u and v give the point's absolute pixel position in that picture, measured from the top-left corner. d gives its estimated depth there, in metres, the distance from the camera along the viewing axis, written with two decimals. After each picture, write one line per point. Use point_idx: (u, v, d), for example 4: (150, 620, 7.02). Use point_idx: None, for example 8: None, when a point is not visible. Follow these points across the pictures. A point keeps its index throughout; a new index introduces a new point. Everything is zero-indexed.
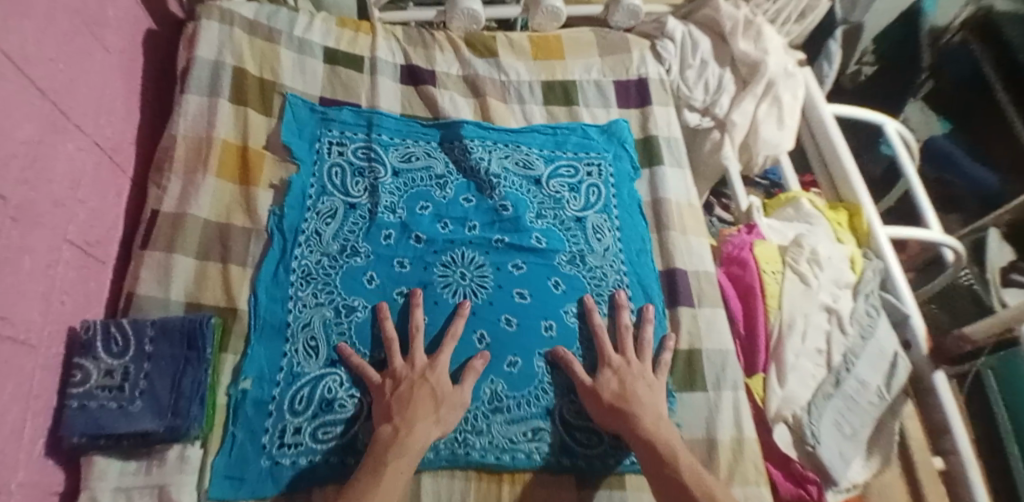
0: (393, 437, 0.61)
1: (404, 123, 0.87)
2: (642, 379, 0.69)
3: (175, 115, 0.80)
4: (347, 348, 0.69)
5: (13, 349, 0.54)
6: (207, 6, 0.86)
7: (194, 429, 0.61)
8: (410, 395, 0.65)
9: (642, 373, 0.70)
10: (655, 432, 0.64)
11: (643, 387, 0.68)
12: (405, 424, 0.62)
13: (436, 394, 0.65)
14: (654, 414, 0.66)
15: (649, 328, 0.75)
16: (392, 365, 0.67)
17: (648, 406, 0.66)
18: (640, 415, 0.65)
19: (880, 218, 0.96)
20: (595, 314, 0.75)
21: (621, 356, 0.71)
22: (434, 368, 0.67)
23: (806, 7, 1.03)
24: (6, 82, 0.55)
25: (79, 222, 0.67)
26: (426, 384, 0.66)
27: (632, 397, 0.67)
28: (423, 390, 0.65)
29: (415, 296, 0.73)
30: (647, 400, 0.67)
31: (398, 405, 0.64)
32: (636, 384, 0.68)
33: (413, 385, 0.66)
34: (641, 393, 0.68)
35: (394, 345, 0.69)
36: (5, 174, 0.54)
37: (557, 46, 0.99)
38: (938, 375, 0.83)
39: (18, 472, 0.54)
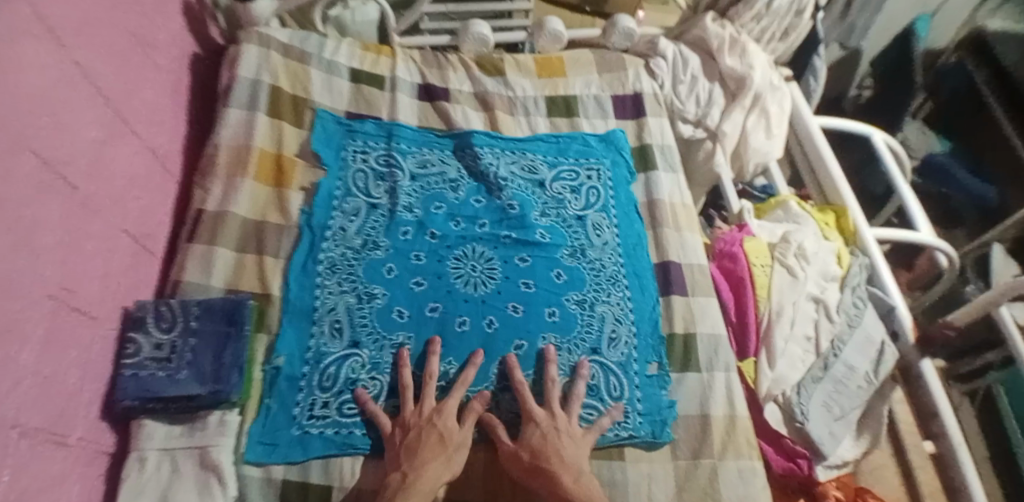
0: (401, 484, 0.63)
1: (420, 134, 0.96)
2: (564, 432, 0.69)
3: (219, 127, 0.90)
4: (364, 395, 0.72)
5: (73, 318, 0.62)
6: (247, 32, 0.97)
7: (234, 395, 0.68)
8: (417, 440, 0.67)
9: (565, 425, 0.70)
10: (577, 491, 0.63)
11: (566, 442, 0.68)
12: (412, 471, 0.64)
13: (443, 439, 0.67)
14: (575, 471, 0.65)
15: (580, 383, 0.75)
16: (403, 412, 0.70)
17: (568, 462, 0.66)
18: (558, 472, 0.65)
19: (865, 218, 1.02)
20: (518, 370, 0.74)
21: (544, 410, 0.71)
22: (441, 413, 0.69)
23: (789, 26, 1.09)
24: (72, 92, 0.65)
25: (134, 216, 0.76)
26: (433, 429, 0.67)
27: (554, 456, 0.66)
28: (432, 436, 0.67)
29: (434, 345, 0.75)
30: (566, 452, 0.67)
31: (406, 452, 0.66)
32: (559, 437, 0.68)
33: (421, 429, 0.68)
34: (565, 450, 0.67)
35: (408, 392, 0.72)
36: (71, 166, 0.63)
37: (559, 65, 1.08)
38: (925, 363, 0.87)
39: (77, 427, 0.62)
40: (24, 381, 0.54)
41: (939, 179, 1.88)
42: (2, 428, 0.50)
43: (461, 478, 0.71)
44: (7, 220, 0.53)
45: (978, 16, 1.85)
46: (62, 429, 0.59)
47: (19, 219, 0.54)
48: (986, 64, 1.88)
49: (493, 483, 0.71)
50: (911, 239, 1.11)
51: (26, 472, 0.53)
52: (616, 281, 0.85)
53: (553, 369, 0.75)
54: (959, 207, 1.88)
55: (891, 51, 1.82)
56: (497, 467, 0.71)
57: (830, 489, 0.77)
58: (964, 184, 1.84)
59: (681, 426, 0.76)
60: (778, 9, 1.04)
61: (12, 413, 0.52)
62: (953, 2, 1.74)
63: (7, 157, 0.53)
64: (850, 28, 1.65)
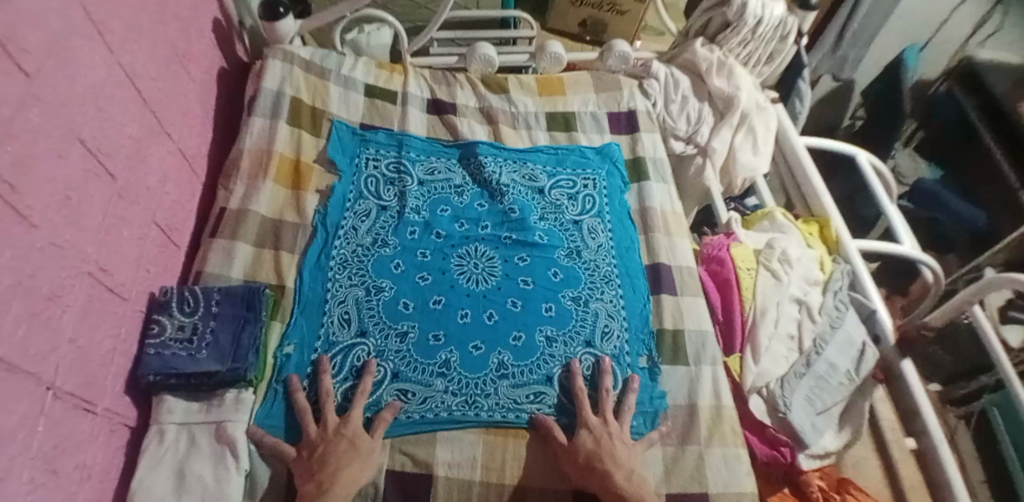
0: (317, 491, 0.65)
1: (429, 143, 1.03)
2: (614, 433, 0.74)
3: (243, 133, 0.97)
4: (257, 429, 0.72)
5: (107, 295, 0.68)
6: (271, 49, 1.06)
7: (250, 373, 0.73)
8: (324, 451, 0.69)
9: (617, 430, 0.75)
10: (628, 488, 0.69)
11: (619, 444, 0.73)
12: (327, 478, 0.66)
13: (349, 448, 0.69)
14: (626, 469, 0.71)
15: (632, 396, 0.79)
16: (306, 433, 0.71)
17: (622, 463, 0.71)
18: (612, 471, 0.70)
19: (848, 229, 1.07)
20: (579, 378, 0.79)
21: (599, 417, 0.76)
22: (348, 423, 0.72)
23: (774, 51, 1.18)
24: (117, 93, 0.72)
25: (163, 209, 0.82)
26: (343, 440, 0.70)
27: (608, 458, 0.71)
28: (340, 446, 0.69)
29: (322, 364, 0.77)
30: (619, 454, 0.72)
31: (318, 463, 0.68)
32: (611, 439, 0.74)
33: (328, 439, 0.70)
34: (619, 452, 0.72)
35: (308, 412, 0.73)
36: (113, 158, 0.70)
37: (558, 84, 1.16)
38: (905, 363, 0.92)
39: (104, 397, 0.66)
40: (62, 346, 0.59)
41: (930, 204, 1.94)
42: (41, 384, 0.55)
43: (456, 458, 0.73)
44: (56, 199, 0.59)
45: (968, 47, 1.94)
46: (91, 397, 0.64)
47: (65, 199, 0.61)
48: (977, 94, 1.92)
49: (491, 464, 0.74)
50: (898, 251, 1.14)
51: (57, 431, 0.58)
52: (609, 280, 0.90)
53: (609, 381, 0.80)
54: (949, 232, 1.93)
55: (881, 82, 1.92)
56: (495, 450, 0.74)
57: (813, 479, 0.83)
58: (954, 209, 1.89)
59: (671, 416, 0.80)
60: (763, 34, 1.12)
61: (49, 373, 0.57)
62: (943, 34, 1.87)
63: (59, 144, 0.60)
64: (842, 59, 1.79)
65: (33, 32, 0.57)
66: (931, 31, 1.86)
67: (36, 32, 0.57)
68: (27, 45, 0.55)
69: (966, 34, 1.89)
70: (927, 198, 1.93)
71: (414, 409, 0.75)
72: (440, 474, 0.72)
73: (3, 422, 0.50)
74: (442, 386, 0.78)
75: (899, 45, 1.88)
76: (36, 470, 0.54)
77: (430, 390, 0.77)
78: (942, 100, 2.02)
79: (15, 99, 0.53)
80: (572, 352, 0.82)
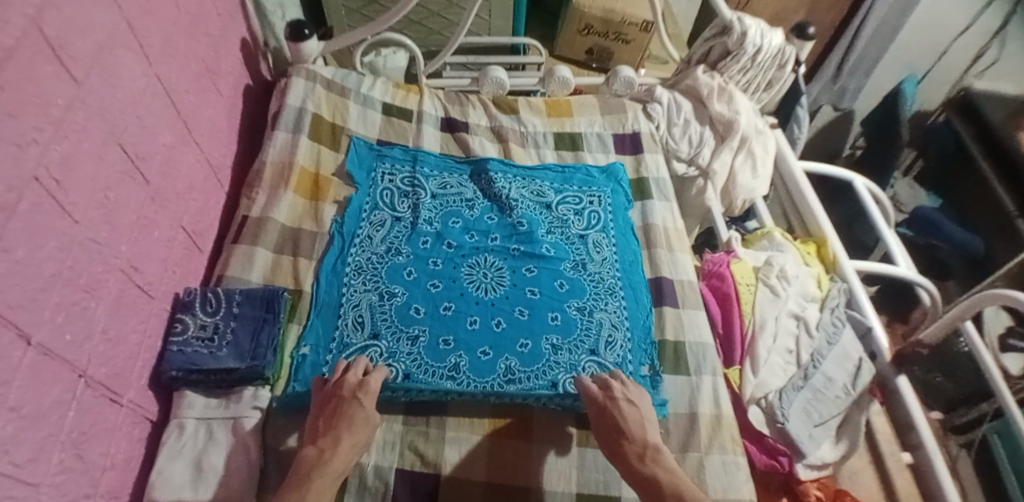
0: (317, 458, 0.67)
1: (442, 159, 1.08)
2: (623, 398, 0.76)
3: (267, 146, 1.02)
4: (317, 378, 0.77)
5: (137, 292, 0.72)
6: (296, 68, 1.12)
7: (268, 370, 0.77)
8: (338, 413, 0.71)
9: (621, 392, 0.77)
10: (641, 465, 0.69)
11: (631, 409, 0.75)
12: (329, 447, 0.68)
13: (359, 416, 0.71)
14: (641, 444, 0.71)
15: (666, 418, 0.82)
16: (324, 391, 0.75)
17: (637, 436, 0.72)
18: (625, 442, 0.72)
19: (844, 249, 1.11)
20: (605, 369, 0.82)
21: (620, 383, 0.78)
22: (364, 389, 0.74)
23: (772, 79, 1.23)
24: (154, 103, 0.77)
25: (190, 215, 0.87)
26: (356, 406, 0.72)
27: (616, 429, 0.73)
28: (348, 411, 0.71)
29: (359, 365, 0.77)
30: (629, 424, 0.73)
31: (325, 423, 0.71)
32: (617, 405, 0.75)
33: (344, 403, 0.72)
34: (628, 420, 0.74)
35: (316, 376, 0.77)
36: (146, 163, 0.75)
37: (566, 107, 1.22)
38: (900, 379, 0.95)
39: (129, 390, 0.69)
40: (94, 336, 0.62)
41: (928, 231, 1.97)
42: (73, 371, 0.58)
43: (465, 458, 0.77)
44: (96, 197, 0.63)
45: (967, 77, 2.00)
46: (118, 388, 0.67)
47: (104, 198, 0.65)
48: (971, 120, 1.99)
49: (496, 465, 0.77)
50: (896, 273, 1.15)
51: (86, 418, 0.60)
52: (614, 292, 0.93)
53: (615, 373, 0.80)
54: (946, 258, 1.95)
55: (879, 110, 1.98)
56: (501, 451, 0.78)
57: (810, 489, 0.87)
58: (953, 236, 1.93)
59: (671, 422, 0.82)
60: (762, 62, 1.17)
61: (82, 361, 0.60)
62: (940, 67, 1.96)
63: (100, 146, 0.64)
64: (842, 90, 1.87)
65: (83, 43, 0.62)
66: (930, 62, 1.95)
67: (84, 42, 0.62)
68: (74, 53, 0.60)
69: (965, 64, 1.96)
70: (925, 224, 1.96)
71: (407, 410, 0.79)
72: (446, 472, 0.76)
73: (38, 403, 0.53)
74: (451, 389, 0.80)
75: (897, 75, 1.97)
76: (65, 453, 0.57)
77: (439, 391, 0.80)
78: (939, 129, 2.08)
79: (63, 103, 0.58)
80: (577, 359, 0.85)
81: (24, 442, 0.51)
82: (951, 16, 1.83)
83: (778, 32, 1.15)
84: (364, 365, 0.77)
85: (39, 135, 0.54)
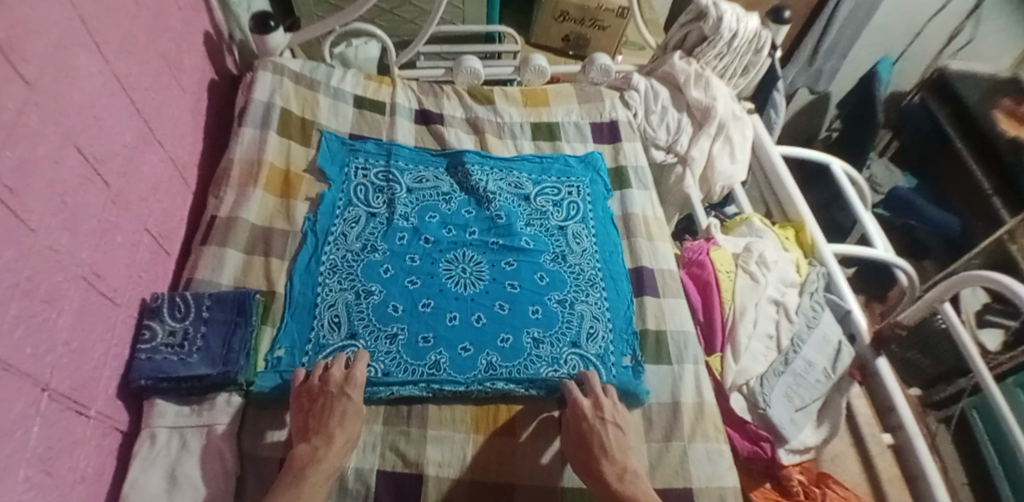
0: (311, 455, 0.67)
1: (417, 152, 1.06)
2: (610, 421, 0.75)
3: (233, 143, 0.99)
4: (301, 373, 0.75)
5: (100, 300, 0.69)
6: (262, 61, 1.08)
7: (240, 376, 0.75)
8: (327, 409, 0.71)
9: (611, 415, 0.75)
10: (620, 487, 0.69)
11: (614, 433, 0.74)
12: (324, 446, 0.67)
13: (350, 410, 0.72)
14: (620, 467, 0.71)
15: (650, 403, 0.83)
16: (308, 383, 0.74)
17: (616, 460, 0.71)
18: (603, 464, 0.71)
19: (822, 233, 1.12)
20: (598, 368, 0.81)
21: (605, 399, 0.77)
22: (351, 383, 0.73)
23: (749, 64, 1.23)
24: (113, 102, 0.74)
25: (155, 217, 0.84)
26: (345, 399, 0.72)
27: (598, 448, 0.72)
28: (338, 407, 0.71)
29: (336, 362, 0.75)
30: (612, 445, 0.72)
31: (315, 420, 0.70)
32: (604, 426, 0.74)
33: (330, 397, 0.72)
34: (611, 445, 0.73)
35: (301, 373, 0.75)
36: (107, 166, 0.72)
37: (542, 96, 1.20)
38: (880, 361, 0.96)
39: (97, 401, 0.66)
40: (57, 348, 0.60)
41: (904, 211, 1.97)
42: (36, 386, 0.56)
43: (447, 458, 0.76)
44: (54, 203, 0.60)
45: (942, 57, 2.03)
46: (84, 400, 0.64)
47: (63, 204, 0.62)
48: (948, 103, 2.01)
49: (479, 466, 0.76)
50: (873, 255, 1.16)
51: (52, 432, 0.58)
52: (594, 283, 0.93)
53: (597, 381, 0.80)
54: (924, 238, 2.01)
55: (855, 93, 2.00)
56: (484, 451, 0.77)
57: (793, 473, 0.87)
58: (929, 216, 1.94)
59: (654, 412, 0.82)
60: (738, 48, 1.17)
61: (45, 375, 0.57)
62: (915, 47, 1.99)
63: (56, 149, 0.61)
64: (817, 73, 1.88)
65: (36, 42, 0.59)
66: (905, 43, 1.97)
67: (38, 42, 0.59)
68: (27, 53, 0.57)
69: (939, 44, 1.99)
70: (902, 205, 1.96)
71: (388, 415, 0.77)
72: (431, 472, 0.74)
73: (1, 420, 0.50)
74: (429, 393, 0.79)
75: (872, 57, 1.99)
76: (32, 469, 0.54)
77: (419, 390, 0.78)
78: (914, 110, 2.11)
79: (16, 104, 0.55)
80: (559, 352, 0.84)
81: None
82: (924, 1, 1.83)
83: (754, 16, 1.15)
84: (344, 359, 0.76)
85: None
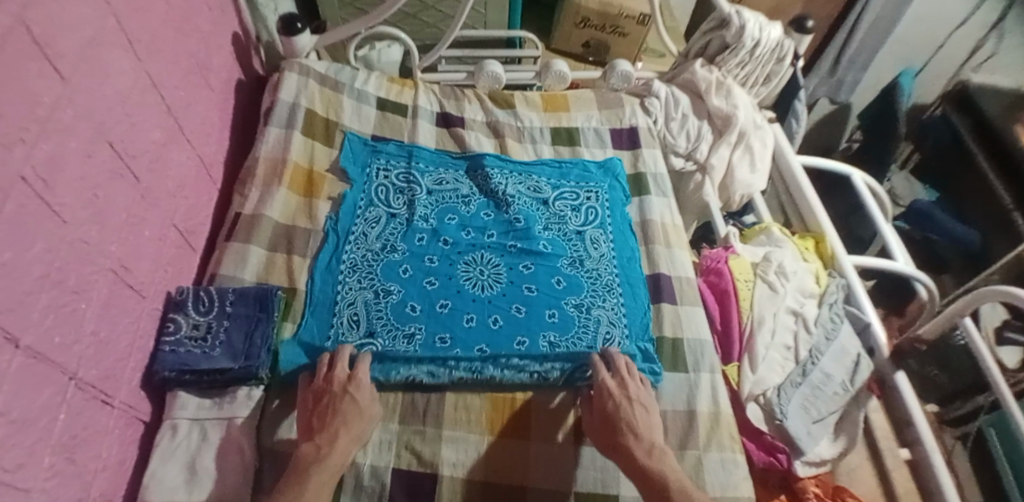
0: (315, 455, 0.67)
1: (438, 155, 1.07)
2: (635, 399, 0.77)
3: (259, 142, 1.01)
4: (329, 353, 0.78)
5: (127, 293, 0.71)
6: (288, 63, 1.10)
7: (261, 370, 0.76)
8: (332, 410, 0.72)
9: (636, 395, 0.78)
10: (649, 464, 0.70)
11: (640, 411, 0.76)
12: (327, 443, 0.68)
13: (353, 410, 0.72)
14: (647, 444, 0.73)
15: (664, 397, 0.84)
16: (314, 383, 0.75)
17: (645, 437, 0.73)
18: (632, 445, 0.72)
19: (843, 244, 1.11)
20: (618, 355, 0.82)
21: (620, 382, 0.78)
22: (355, 383, 0.74)
23: (770, 73, 1.22)
24: (143, 99, 0.76)
25: (181, 213, 0.86)
26: (350, 401, 0.72)
27: (627, 428, 0.74)
28: (343, 407, 0.72)
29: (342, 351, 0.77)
30: (639, 424, 0.74)
31: (319, 421, 0.71)
32: (631, 406, 0.76)
33: (334, 398, 0.73)
34: (639, 423, 0.74)
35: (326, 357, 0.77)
36: (136, 161, 0.73)
37: (562, 101, 1.21)
38: (898, 376, 0.95)
39: (121, 391, 0.68)
40: (84, 338, 0.61)
41: (923, 225, 1.94)
42: (62, 376, 0.57)
43: (462, 458, 0.76)
44: (84, 196, 0.62)
45: (965, 70, 2.01)
46: (109, 390, 0.65)
47: (93, 197, 0.64)
48: (969, 114, 1.99)
49: (495, 465, 0.76)
50: (893, 268, 1.14)
51: (77, 421, 0.59)
52: (611, 289, 0.93)
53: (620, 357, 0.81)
54: (942, 252, 1.96)
55: (876, 104, 1.97)
56: (498, 450, 0.77)
57: (809, 486, 0.86)
58: (947, 229, 1.92)
59: (669, 419, 0.82)
60: (761, 56, 1.16)
61: (72, 364, 0.59)
62: (938, 60, 1.96)
63: (88, 144, 0.63)
64: (839, 83, 1.86)
65: (69, 38, 0.60)
66: (928, 54, 1.94)
67: (72, 39, 0.61)
68: (62, 49, 0.59)
69: (962, 58, 1.97)
70: (922, 218, 1.93)
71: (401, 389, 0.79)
72: (445, 473, 0.75)
73: (27, 407, 0.52)
74: (447, 374, 0.80)
75: (893, 68, 1.97)
76: (56, 457, 0.56)
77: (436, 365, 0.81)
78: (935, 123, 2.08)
79: (50, 100, 0.56)
80: (574, 350, 0.84)
81: (14, 447, 0.50)
82: (947, 13, 1.82)
83: (777, 26, 1.14)
84: (348, 356, 0.78)
85: (25, 134, 0.52)
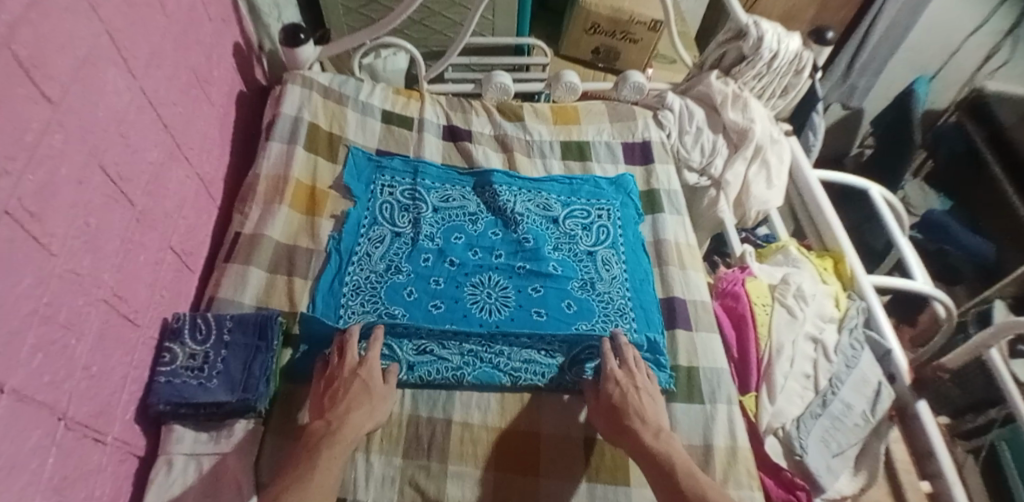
0: (326, 430, 0.68)
1: (444, 172, 1.03)
2: (643, 390, 0.77)
3: (261, 158, 0.98)
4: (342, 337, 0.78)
5: (122, 322, 0.68)
6: (291, 74, 1.07)
7: (260, 403, 0.73)
8: (343, 389, 0.73)
9: (644, 386, 0.77)
10: (656, 445, 0.70)
11: (646, 397, 0.76)
12: (337, 419, 0.69)
13: (362, 391, 0.73)
14: (654, 429, 0.72)
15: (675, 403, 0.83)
16: (329, 366, 0.76)
17: (650, 421, 0.73)
18: (640, 430, 0.72)
19: (863, 266, 1.07)
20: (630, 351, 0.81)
21: (625, 371, 0.79)
22: (366, 367, 0.75)
23: (788, 86, 1.18)
24: (140, 116, 0.73)
25: (179, 234, 0.83)
26: (359, 382, 0.73)
27: (635, 414, 0.73)
28: (353, 388, 0.73)
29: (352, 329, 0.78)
30: (647, 411, 0.74)
31: (330, 401, 0.72)
32: (638, 395, 0.76)
33: (344, 380, 0.74)
34: (646, 410, 0.74)
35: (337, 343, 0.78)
36: (131, 184, 0.70)
37: (573, 113, 1.17)
38: (920, 403, 0.91)
39: (115, 426, 0.65)
40: (75, 374, 0.58)
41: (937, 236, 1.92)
42: (52, 416, 0.54)
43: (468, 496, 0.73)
44: (76, 225, 0.59)
45: (978, 77, 1.93)
46: (102, 426, 0.63)
47: (85, 225, 0.61)
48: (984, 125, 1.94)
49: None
50: (910, 287, 1.10)
51: (67, 461, 0.57)
52: (623, 313, 0.89)
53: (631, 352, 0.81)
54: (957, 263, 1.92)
55: (889, 111, 1.93)
56: (506, 484, 0.74)
57: None
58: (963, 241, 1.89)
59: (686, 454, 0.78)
60: (779, 68, 1.12)
61: (61, 403, 0.56)
62: (951, 66, 1.90)
63: (81, 171, 0.60)
64: (851, 89, 1.82)
65: (60, 59, 0.57)
66: (942, 60, 1.89)
67: (61, 59, 0.57)
68: (53, 71, 0.56)
69: (976, 63, 1.90)
70: (937, 230, 1.90)
71: (411, 358, 0.80)
72: None
73: (15, 452, 0.49)
74: (457, 347, 0.82)
75: (908, 75, 1.92)
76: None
77: (446, 337, 0.82)
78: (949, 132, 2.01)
79: (40, 125, 0.53)
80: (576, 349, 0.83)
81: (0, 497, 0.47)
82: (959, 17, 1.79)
83: (796, 37, 1.10)
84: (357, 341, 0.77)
85: (11, 165, 0.49)
